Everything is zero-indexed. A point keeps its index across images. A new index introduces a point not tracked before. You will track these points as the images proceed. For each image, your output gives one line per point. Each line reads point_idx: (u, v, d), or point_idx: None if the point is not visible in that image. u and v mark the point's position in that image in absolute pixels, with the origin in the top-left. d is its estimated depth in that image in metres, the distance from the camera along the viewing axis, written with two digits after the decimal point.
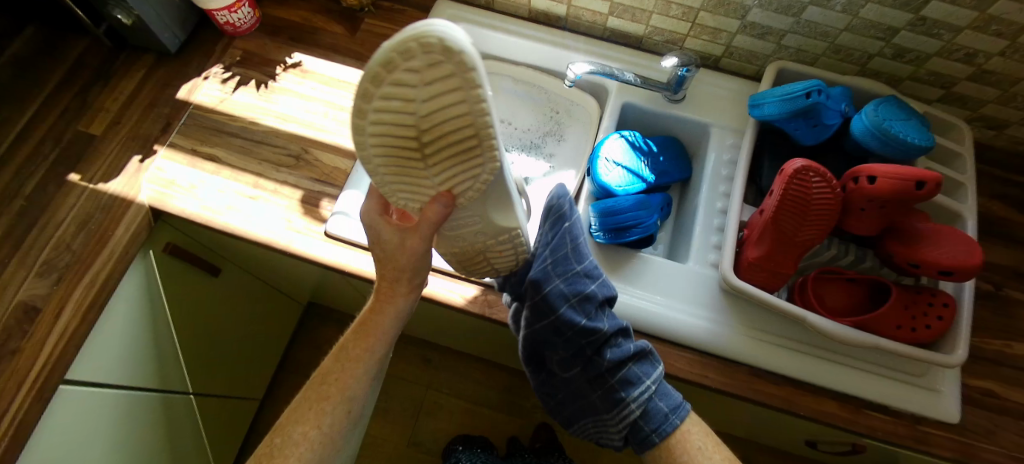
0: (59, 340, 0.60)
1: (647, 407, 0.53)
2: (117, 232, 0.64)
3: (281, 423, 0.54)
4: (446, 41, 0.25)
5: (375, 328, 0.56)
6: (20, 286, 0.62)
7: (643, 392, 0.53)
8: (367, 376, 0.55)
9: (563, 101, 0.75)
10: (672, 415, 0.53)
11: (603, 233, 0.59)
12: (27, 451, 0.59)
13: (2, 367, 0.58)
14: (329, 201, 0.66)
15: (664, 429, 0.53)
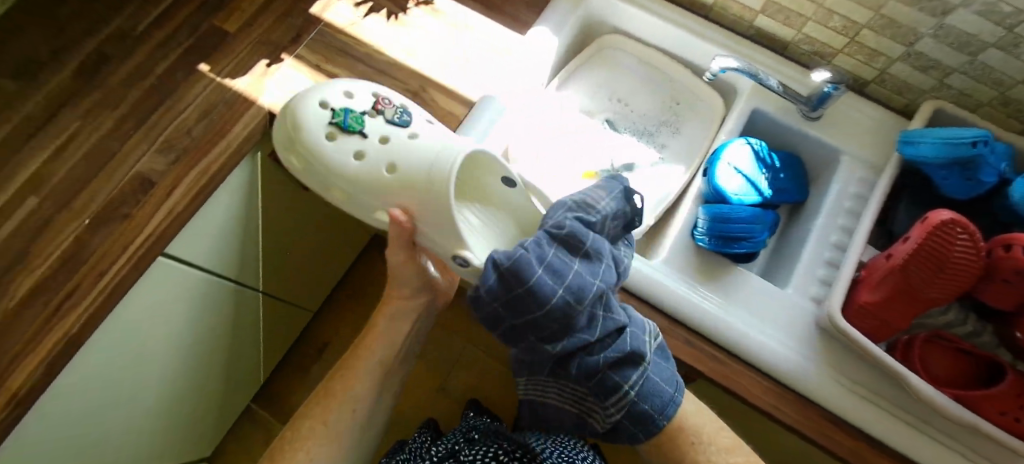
0: (165, 219, 0.56)
1: (631, 407, 0.47)
2: (235, 129, 0.60)
3: (301, 412, 0.58)
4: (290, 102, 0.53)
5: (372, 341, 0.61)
6: (140, 157, 0.57)
7: (626, 395, 0.46)
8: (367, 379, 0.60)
9: (688, 94, 0.70)
10: (661, 415, 0.48)
11: (709, 238, 0.56)
12: (116, 314, 0.60)
13: (95, 232, 0.53)
14: None
15: (650, 426, 0.48)
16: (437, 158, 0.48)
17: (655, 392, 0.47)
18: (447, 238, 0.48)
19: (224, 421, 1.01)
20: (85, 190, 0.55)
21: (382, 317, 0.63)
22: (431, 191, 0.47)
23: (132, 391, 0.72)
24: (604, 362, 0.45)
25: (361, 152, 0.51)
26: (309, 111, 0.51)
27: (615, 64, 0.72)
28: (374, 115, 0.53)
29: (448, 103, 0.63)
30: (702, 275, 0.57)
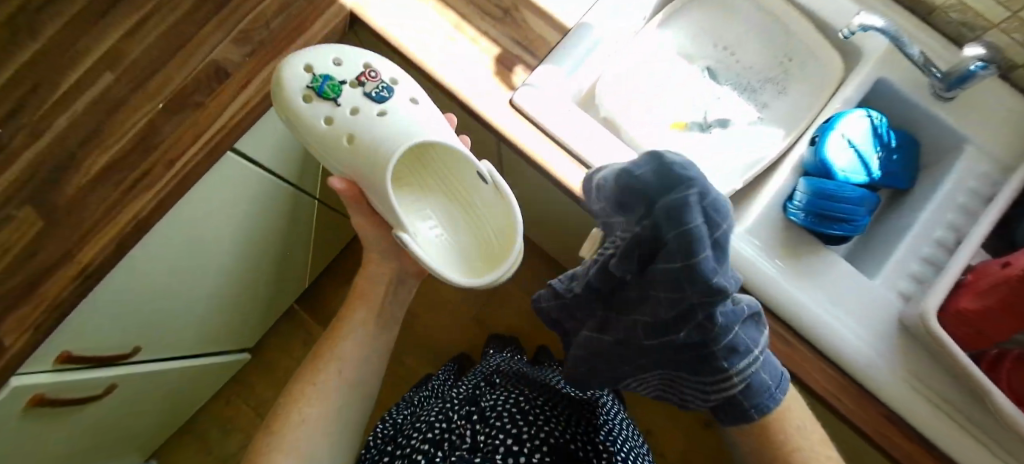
0: (241, 107, 0.59)
1: (750, 381, 0.44)
2: (314, 27, 0.63)
3: (332, 339, 0.61)
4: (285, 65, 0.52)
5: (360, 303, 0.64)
6: (215, 47, 0.60)
7: (749, 368, 0.43)
8: (354, 342, 0.61)
9: (803, 49, 0.62)
10: (777, 388, 0.46)
11: (805, 213, 0.51)
12: (184, 203, 0.61)
13: (182, 115, 0.58)
14: (524, 69, 0.58)
15: (768, 404, 0.46)
16: (391, 139, 0.50)
17: (771, 366, 0.46)
18: (383, 206, 0.50)
19: (273, 315, 1.07)
20: (167, 65, 0.59)
21: (363, 280, 0.66)
22: (370, 168, 0.50)
23: (189, 285, 0.75)
24: (734, 335, 0.41)
25: (330, 117, 0.52)
26: (292, 74, 0.51)
27: (728, 5, 0.64)
28: (354, 85, 0.53)
29: (539, 25, 0.59)
30: (787, 251, 0.53)
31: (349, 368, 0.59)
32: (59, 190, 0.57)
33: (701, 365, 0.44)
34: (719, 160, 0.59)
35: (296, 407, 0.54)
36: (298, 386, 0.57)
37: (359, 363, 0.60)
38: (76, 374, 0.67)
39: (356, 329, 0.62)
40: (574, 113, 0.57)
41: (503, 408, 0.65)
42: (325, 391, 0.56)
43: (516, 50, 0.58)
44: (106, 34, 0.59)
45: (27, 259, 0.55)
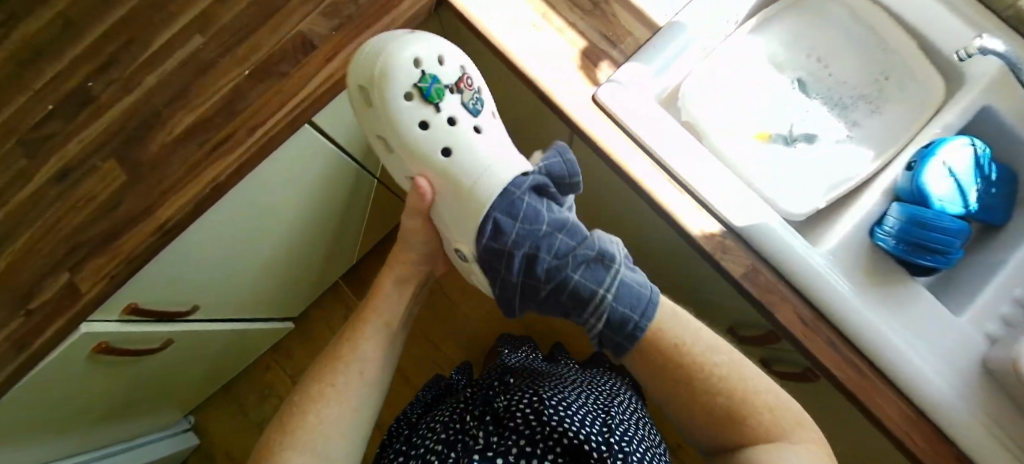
0: (324, 82, 0.60)
1: (611, 313, 0.46)
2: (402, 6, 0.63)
3: (359, 330, 0.57)
4: (384, 49, 0.48)
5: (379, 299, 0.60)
6: (304, 17, 0.60)
7: (603, 302, 0.46)
8: (376, 340, 0.57)
9: (902, 66, 0.59)
10: (638, 316, 0.47)
11: (897, 241, 0.49)
12: (257, 171, 0.62)
13: (266, 83, 0.59)
14: (609, 64, 0.56)
15: (634, 328, 0.47)
16: (486, 169, 0.48)
17: (626, 291, 0.47)
18: (456, 228, 0.49)
19: (317, 288, 1.08)
20: (254, 33, 0.60)
21: (389, 277, 0.61)
22: (455, 190, 0.48)
23: (250, 253, 0.77)
24: (571, 272, 0.46)
25: (426, 122, 0.49)
26: (401, 67, 0.48)
27: (825, 17, 0.62)
28: (451, 91, 0.51)
29: (628, 20, 0.57)
30: (871, 277, 0.51)
31: (371, 370, 0.55)
32: (143, 146, 0.58)
33: (565, 304, 0.48)
34: (801, 177, 0.58)
35: (314, 406, 0.50)
36: (313, 387, 0.52)
37: (378, 369, 0.56)
38: (139, 326, 0.69)
39: (377, 332, 0.58)
40: (658, 113, 0.56)
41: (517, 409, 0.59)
42: (344, 397, 0.52)
43: (600, 43, 0.57)
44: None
45: (110, 210, 0.57)
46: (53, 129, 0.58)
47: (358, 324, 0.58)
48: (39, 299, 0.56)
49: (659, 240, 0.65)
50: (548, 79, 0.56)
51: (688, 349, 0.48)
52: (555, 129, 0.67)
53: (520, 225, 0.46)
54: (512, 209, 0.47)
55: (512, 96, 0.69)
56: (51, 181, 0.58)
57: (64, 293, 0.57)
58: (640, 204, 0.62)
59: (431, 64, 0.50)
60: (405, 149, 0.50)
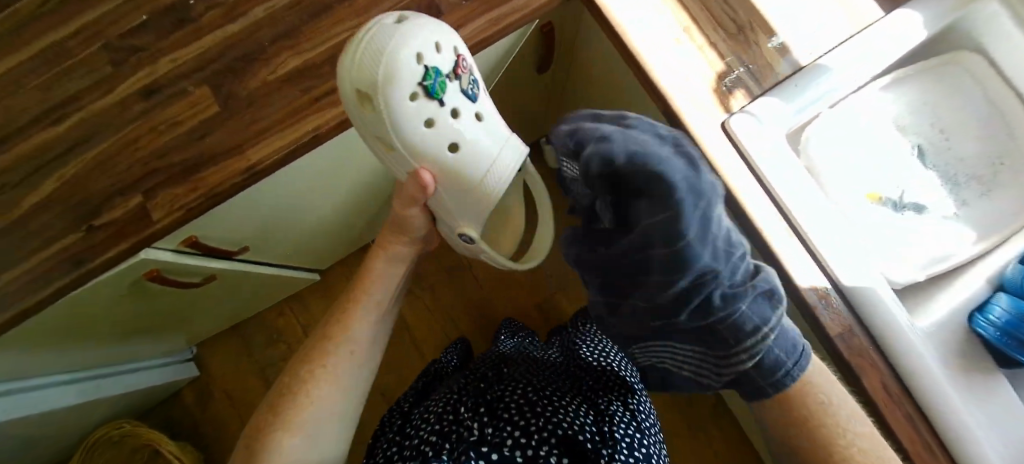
0: None
1: (764, 354, 0.40)
2: None
3: (358, 307, 0.54)
4: (367, 40, 0.39)
5: (373, 274, 0.55)
6: None
7: (764, 341, 0.40)
8: (370, 319, 0.53)
9: (1020, 157, 0.59)
10: (786, 370, 0.40)
11: (1001, 332, 0.50)
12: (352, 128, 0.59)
13: None
14: (743, 94, 0.54)
15: (786, 378, 0.40)
16: (490, 162, 0.48)
17: (784, 336, 0.41)
18: (463, 214, 0.50)
19: (351, 247, 1.05)
20: None
21: (378, 258, 0.56)
22: (462, 188, 0.48)
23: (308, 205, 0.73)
24: (724, 305, 0.41)
25: (432, 120, 0.43)
26: (407, 64, 0.40)
27: (956, 88, 0.60)
28: (451, 82, 0.44)
29: (770, 53, 0.55)
30: (948, 357, 0.51)
31: (357, 353, 0.52)
32: (239, 78, 0.55)
33: (709, 332, 0.43)
34: (898, 256, 0.55)
35: (307, 386, 0.48)
36: (304, 368, 0.49)
37: (366, 353, 0.53)
38: (192, 259, 0.65)
39: (365, 315, 0.53)
40: (783, 153, 0.54)
41: (514, 398, 0.52)
42: (335, 383, 0.49)
43: (738, 67, 0.55)
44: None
45: (196, 139, 0.54)
46: (142, 42, 0.57)
47: (352, 302, 0.54)
48: (106, 216, 0.54)
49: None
50: (680, 96, 0.53)
51: (847, 435, 0.38)
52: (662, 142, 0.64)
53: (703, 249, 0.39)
54: (707, 221, 0.38)
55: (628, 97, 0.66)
56: (135, 95, 0.56)
57: (133, 216, 0.54)
58: None
59: (430, 55, 0.42)
60: (409, 149, 0.44)
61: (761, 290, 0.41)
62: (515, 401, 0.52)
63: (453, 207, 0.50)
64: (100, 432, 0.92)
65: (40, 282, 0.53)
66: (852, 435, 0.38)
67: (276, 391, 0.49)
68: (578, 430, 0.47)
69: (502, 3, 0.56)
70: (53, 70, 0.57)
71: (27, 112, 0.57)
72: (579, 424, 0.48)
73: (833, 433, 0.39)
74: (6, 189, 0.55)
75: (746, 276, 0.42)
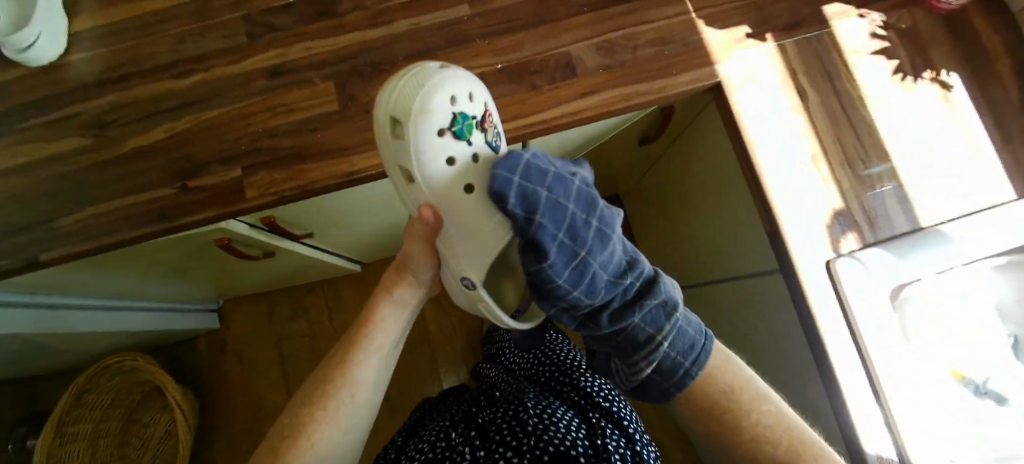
0: (570, 111, 0.55)
1: (662, 359, 0.39)
2: (678, 79, 0.55)
3: (363, 343, 0.47)
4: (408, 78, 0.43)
5: (378, 316, 0.49)
6: (577, 40, 0.56)
7: (658, 351, 0.38)
8: (375, 360, 0.47)
9: None
10: (690, 363, 0.39)
11: None
12: None
13: (512, 88, 0.55)
14: (855, 238, 0.52)
15: (686, 379, 0.38)
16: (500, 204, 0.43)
17: (683, 335, 0.39)
18: (464, 254, 0.44)
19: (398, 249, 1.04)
20: (523, 33, 0.56)
21: (384, 299, 0.49)
22: (467, 226, 0.42)
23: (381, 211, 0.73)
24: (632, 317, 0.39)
25: (453, 156, 0.41)
26: (441, 104, 0.41)
27: None
28: (478, 129, 0.43)
29: (893, 205, 0.52)
30: None
31: (358, 400, 0.45)
32: (364, 84, 0.56)
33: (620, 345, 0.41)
34: (959, 411, 0.53)
35: (309, 427, 0.41)
36: (303, 409, 0.43)
37: (367, 397, 0.46)
38: (261, 235, 0.65)
39: (368, 357, 0.47)
40: (881, 309, 0.51)
41: (507, 419, 0.46)
42: (336, 425, 0.43)
43: (857, 209, 0.53)
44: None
45: (308, 131, 0.55)
46: (284, 22, 0.58)
47: (356, 337, 0.47)
48: (203, 179, 0.55)
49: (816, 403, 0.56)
50: (788, 223, 0.52)
51: (752, 417, 0.36)
52: (749, 253, 0.61)
53: (597, 274, 0.39)
54: (552, 220, 0.37)
55: (727, 202, 0.63)
56: (263, 71, 0.57)
57: (228, 187, 0.54)
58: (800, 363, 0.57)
59: (461, 103, 0.43)
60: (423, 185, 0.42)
61: (659, 302, 0.39)
62: (505, 422, 0.45)
63: (454, 249, 0.44)
64: (105, 362, 0.93)
65: (125, 224, 0.54)
66: (759, 426, 0.36)
67: (271, 439, 0.42)
68: (570, 445, 0.40)
69: (637, 82, 0.55)
70: (192, 24, 0.58)
71: (157, 57, 0.58)
72: (571, 436, 0.42)
73: (740, 415, 0.37)
74: (118, 124, 0.57)
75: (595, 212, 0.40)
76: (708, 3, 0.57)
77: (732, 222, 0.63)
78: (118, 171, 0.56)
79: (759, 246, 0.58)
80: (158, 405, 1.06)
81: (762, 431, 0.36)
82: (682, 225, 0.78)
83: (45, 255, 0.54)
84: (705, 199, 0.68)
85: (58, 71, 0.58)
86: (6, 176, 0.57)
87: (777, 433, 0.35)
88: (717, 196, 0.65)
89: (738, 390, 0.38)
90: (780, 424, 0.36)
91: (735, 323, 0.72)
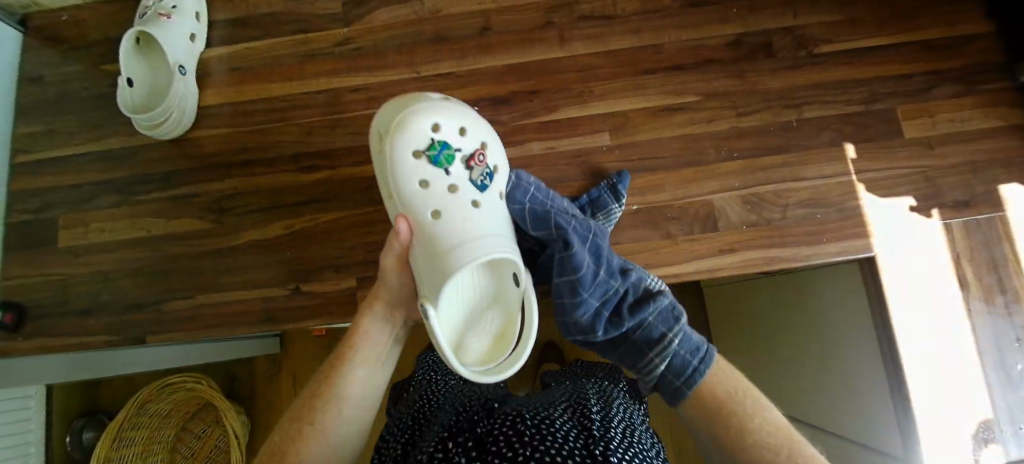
0: (707, 269, 0.51)
1: (672, 358, 0.36)
2: (829, 248, 0.50)
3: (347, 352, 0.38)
4: (403, 98, 0.46)
5: (364, 321, 0.40)
6: (724, 188, 0.52)
7: (667, 344, 0.37)
8: (365, 371, 0.38)
9: None
10: (699, 362, 0.36)
11: None
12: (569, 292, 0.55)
13: (649, 233, 0.52)
14: (997, 450, 0.45)
15: (696, 377, 0.35)
16: (471, 241, 0.38)
17: (689, 338, 0.37)
18: (427, 281, 0.37)
19: None
20: (666, 174, 0.52)
21: (369, 309, 0.41)
22: (432, 252, 0.38)
23: None
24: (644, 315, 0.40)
25: (426, 180, 0.41)
26: (418, 126, 0.43)
27: None
28: (462, 161, 0.43)
29: None
30: None
31: (354, 413, 0.36)
32: None
33: (631, 349, 0.40)
34: None
35: (294, 446, 0.32)
36: (290, 427, 0.34)
37: (367, 415, 0.37)
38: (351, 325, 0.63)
39: (359, 368, 0.38)
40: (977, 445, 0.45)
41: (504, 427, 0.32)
42: (330, 441, 0.34)
43: (1007, 418, 0.45)
44: (609, 91, 0.54)
45: None
46: None
47: (340, 350, 0.39)
48: (314, 284, 0.53)
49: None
50: (919, 405, 0.45)
51: (754, 421, 0.32)
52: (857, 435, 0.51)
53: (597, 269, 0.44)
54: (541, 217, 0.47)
55: (834, 381, 0.53)
56: None
57: (339, 297, 0.53)
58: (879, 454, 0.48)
59: (446, 134, 0.43)
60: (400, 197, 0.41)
61: (663, 306, 0.40)
62: (501, 432, 0.31)
63: (421, 267, 0.38)
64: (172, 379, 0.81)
65: (231, 318, 0.53)
66: (757, 423, 0.32)
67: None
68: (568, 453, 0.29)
69: (785, 244, 0.51)
70: (321, 115, 0.57)
71: (281, 147, 0.56)
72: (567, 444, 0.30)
73: (745, 418, 0.32)
74: (235, 211, 0.55)
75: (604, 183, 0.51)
76: (871, 167, 0.52)
77: None
78: (228, 260, 0.54)
79: (882, 424, 0.48)
80: (212, 415, 0.88)
81: (762, 437, 0.31)
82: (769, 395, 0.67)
83: (152, 338, 0.54)
84: (791, 357, 0.60)
85: (181, 147, 0.57)
86: (119, 249, 0.56)
87: (777, 440, 0.31)
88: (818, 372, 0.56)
89: (742, 393, 0.34)
90: (783, 431, 0.32)
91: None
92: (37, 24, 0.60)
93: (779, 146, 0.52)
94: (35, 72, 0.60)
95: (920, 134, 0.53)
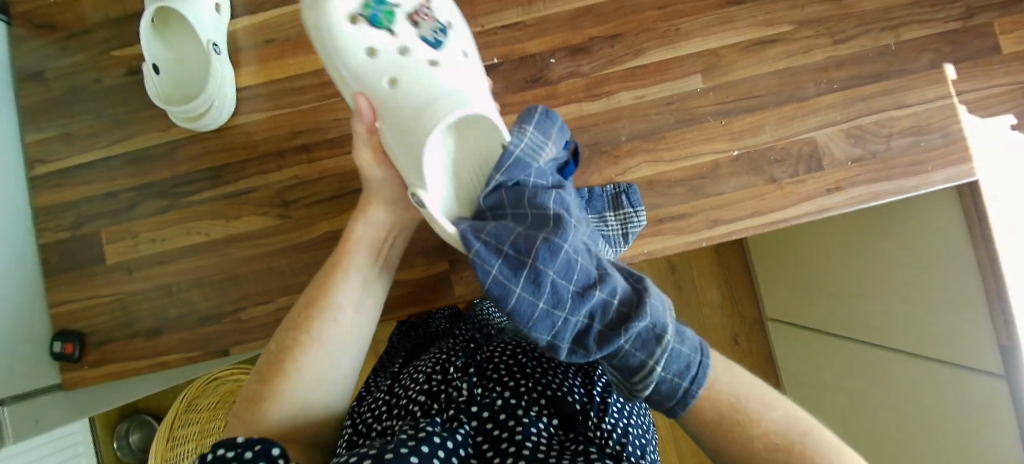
0: (817, 210, 0.49)
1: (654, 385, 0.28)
2: (933, 175, 0.49)
3: (340, 262, 0.39)
4: None
5: (351, 232, 0.40)
6: (825, 124, 0.50)
7: (653, 375, 0.27)
8: (361, 288, 0.39)
9: None
10: (689, 384, 0.28)
11: None
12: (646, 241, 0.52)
13: (754, 179, 0.49)
14: None
15: (689, 398, 0.28)
16: (436, 96, 0.38)
17: (677, 355, 0.28)
18: (410, 165, 0.37)
19: None
20: (765, 115, 0.50)
21: (363, 216, 0.41)
22: (400, 123, 0.38)
23: None
24: (616, 345, 0.27)
25: (375, 48, 0.41)
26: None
27: None
28: (407, 20, 0.43)
29: None
30: None
31: (350, 324, 0.38)
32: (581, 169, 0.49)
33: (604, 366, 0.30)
34: None
35: (293, 353, 0.35)
36: (287, 336, 0.36)
37: (359, 327, 0.38)
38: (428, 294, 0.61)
39: (354, 279, 0.39)
40: None
41: (506, 359, 0.39)
42: (325, 352, 0.36)
43: None
44: (696, 29, 0.51)
45: None
46: None
47: (339, 254, 0.39)
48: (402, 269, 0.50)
49: (976, 435, 0.50)
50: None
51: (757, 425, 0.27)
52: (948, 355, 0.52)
53: (554, 284, 0.28)
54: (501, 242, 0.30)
55: (925, 309, 0.54)
56: None
57: (434, 283, 0.51)
58: (951, 366, 0.52)
59: None
60: (351, 76, 0.41)
61: (643, 330, 0.27)
62: (501, 360, 0.38)
63: (403, 141, 0.38)
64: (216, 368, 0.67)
65: None
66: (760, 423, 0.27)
67: (256, 372, 0.35)
68: (569, 391, 0.36)
69: (889, 177, 0.49)
70: None
71: (339, 126, 0.51)
72: (569, 383, 0.37)
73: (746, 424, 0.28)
74: (302, 203, 0.51)
75: (610, 190, 0.48)
76: (971, 86, 0.50)
77: (909, 308, 0.57)
78: (305, 257, 0.50)
79: (982, 347, 0.48)
80: None
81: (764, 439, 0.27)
82: (834, 330, 0.68)
83: (234, 348, 0.50)
84: (875, 279, 0.61)
85: (220, 137, 0.51)
86: (175, 258, 0.51)
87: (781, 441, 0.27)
88: (915, 305, 0.56)
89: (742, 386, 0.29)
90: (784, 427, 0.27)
91: (883, 449, 0.63)
92: (25, 10, 0.52)
93: (877, 73, 0.50)
94: (34, 67, 0.52)
95: (1019, 47, 0.51)
